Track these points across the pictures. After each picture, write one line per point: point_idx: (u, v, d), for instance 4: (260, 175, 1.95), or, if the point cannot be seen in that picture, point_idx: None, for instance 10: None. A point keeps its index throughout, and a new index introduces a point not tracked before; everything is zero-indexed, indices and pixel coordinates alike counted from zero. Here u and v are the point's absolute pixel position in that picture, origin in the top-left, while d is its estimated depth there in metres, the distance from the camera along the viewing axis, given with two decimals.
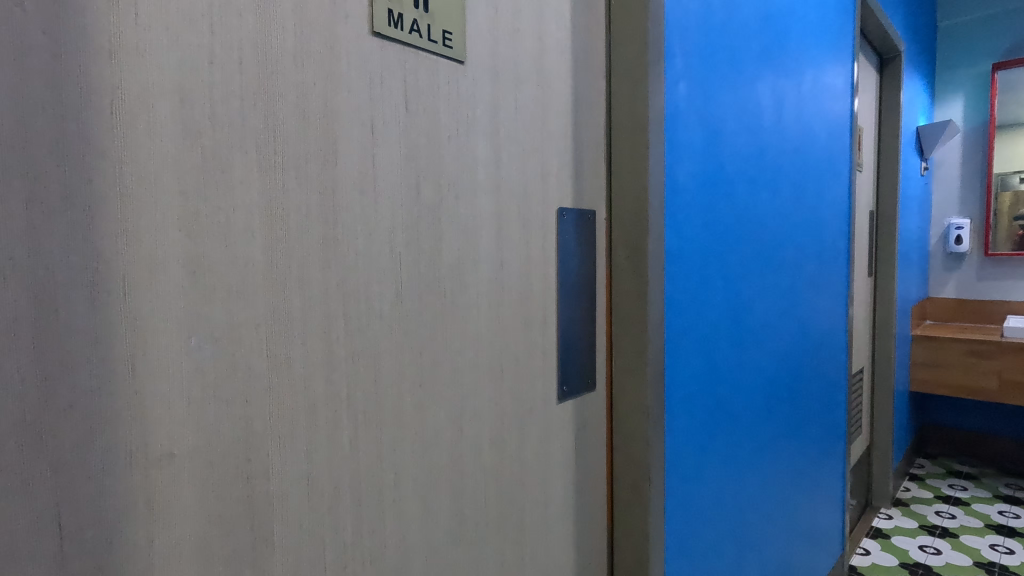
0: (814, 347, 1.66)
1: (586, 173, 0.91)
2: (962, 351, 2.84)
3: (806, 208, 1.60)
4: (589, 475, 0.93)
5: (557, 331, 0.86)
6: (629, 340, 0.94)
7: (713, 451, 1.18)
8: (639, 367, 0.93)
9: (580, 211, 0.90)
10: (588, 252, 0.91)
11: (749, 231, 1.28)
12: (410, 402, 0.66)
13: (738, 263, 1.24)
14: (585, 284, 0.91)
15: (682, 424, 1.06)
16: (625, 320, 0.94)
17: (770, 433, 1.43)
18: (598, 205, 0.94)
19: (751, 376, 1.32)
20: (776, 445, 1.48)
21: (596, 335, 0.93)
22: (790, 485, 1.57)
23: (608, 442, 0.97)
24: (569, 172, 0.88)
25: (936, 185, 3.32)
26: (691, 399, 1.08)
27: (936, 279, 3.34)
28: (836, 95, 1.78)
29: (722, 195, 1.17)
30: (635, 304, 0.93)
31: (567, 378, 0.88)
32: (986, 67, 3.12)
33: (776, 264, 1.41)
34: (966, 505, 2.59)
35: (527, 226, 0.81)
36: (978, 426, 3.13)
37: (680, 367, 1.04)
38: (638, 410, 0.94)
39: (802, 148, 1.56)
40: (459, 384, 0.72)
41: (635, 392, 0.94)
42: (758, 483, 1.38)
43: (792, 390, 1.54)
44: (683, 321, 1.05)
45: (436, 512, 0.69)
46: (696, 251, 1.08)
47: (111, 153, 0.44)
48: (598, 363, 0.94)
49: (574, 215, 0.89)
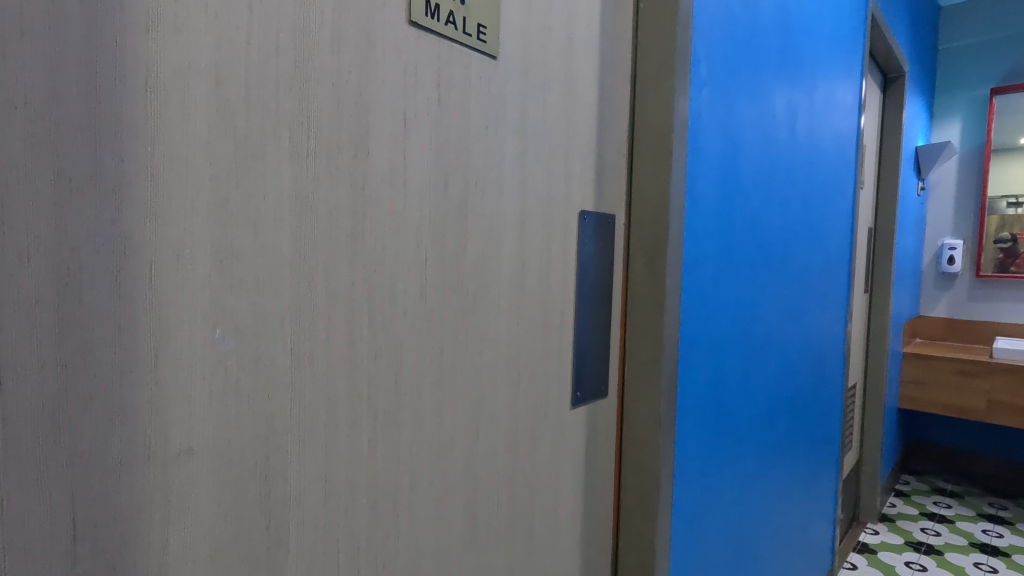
0: (815, 360, 1.67)
1: (607, 176, 0.90)
2: (952, 370, 2.87)
3: (814, 222, 1.60)
4: (598, 483, 0.91)
5: (572, 335, 0.85)
6: (644, 348, 0.93)
7: (717, 461, 1.18)
8: (652, 374, 0.92)
9: (600, 215, 0.89)
10: (606, 257, 0.90)
11: (760, 244, 1.28)
12: (429, 402, 0.64)
13: (749, 274, 1.24)
14: (602, 289, 0.90)
15: (690, 432, 1.05)
16: (640, 328, 0.93)
17: (771, 446, 1.44)
18: (617, 210, 0.93)
19: (756, 386, 1.31)
20: (776, 457, 1.47)
21: (611, 342, 0.92)
22: (787, 496, 1.57)
23: (617, 450, 0.96)
24: (592, 175, 0.87)
25: (931, 204, 3.36)
26: (699, 411, 1.08)
27: (927, 297, 3.38)
28: (845, 111, 1.79)
29: (738, 205, 1.17)
30: (651, 311, 0.92)
31: (581, 384, 0.86)
32: (984, 91, 3.17)
33: (783, 275, 1.41)
34: (950, 522, 2.62)
35: (549, 227, 0.79)
36: (963, 444, 3.17)
37: (690, 376, 1.03)
38: (650, 418, 0.93)
39: (811, 162, 1.56)
40: (477, 385, 0.70)
41: (647, 400, 0.93)
42: (757, 494, 1.38)
43: (793, 402, 1.54)
44: (695, 331, 1.04)
45: (449, 517, 0.68)
46: (711, 259, 1.08)
47: (143, 132, 0.42)
48: (611, 369, 0.93)
49: (596, 219, 0.88)
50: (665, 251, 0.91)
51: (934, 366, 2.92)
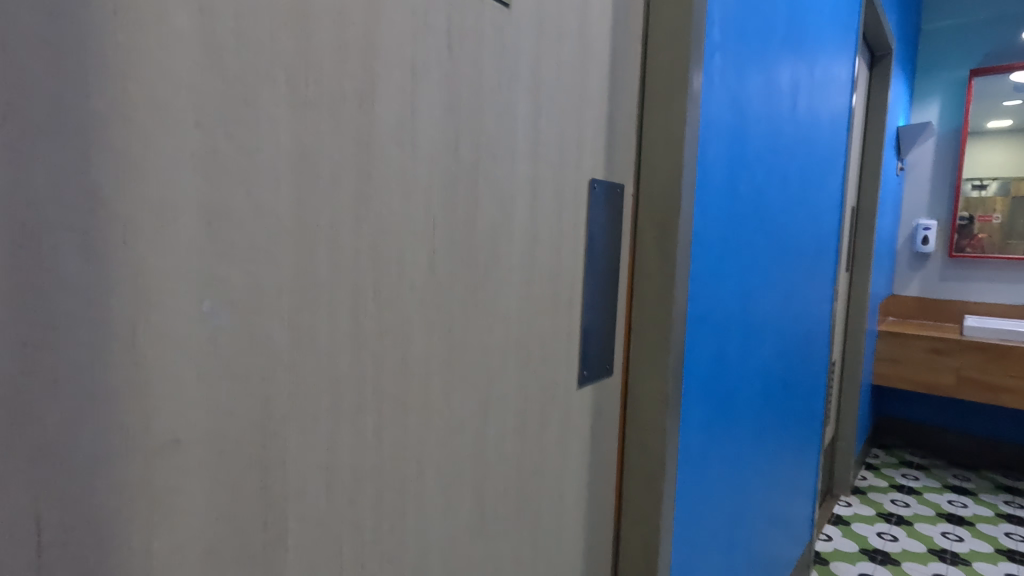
0: (805, 338, 1.67)
1: (618, 143, 0.84)
2: (924, 348, 2.94)
3: (809, 199, 1.58)
4: (602, 464, 0.88)
5: (581, 311, 0.80)
6: (651, 325, 0.89)
7: (715, 440, 1.17)
8: (660, 351, 0.89)
9: (611, 185, 0.84)
10: (616, 229, 0.86)
11: (762, 220, 1.26)
12: (441, 382, 0.59)
13: (750, 251, 1.21)
14: (611, 263, 0.85)
15: (692, 411, 1.03)
16: (648, 305, 0.90)
17: (764, 424, 1.44)
18: (627, 179, 0.88)
19: (753, 365, 1.30)
20: (767, 435, 1.47)
21: (617, 319, 0.88)
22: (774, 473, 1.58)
23: (621, 430, 0.93)
24: (603, 141, 0.81)
25: (908, 185, 3.40)
26: (701, 390, 1.06)
27: (901, 277, 3.45)
28: (840, 87, 1.76)
29: (743, 180, 1.14)
30: (661, 285, 0.88)
31: (588, 363, 0.82)
32: (963, 73, 3.19)
33: (781, 251, 1.39)
34: (918, 494, 2.71)
35: (561, 196, 0.74)
36: (930, 418, 3.28)
37: (695, 356, 1.01)
38: (657, 397, 0.90)
39: (809, 138, 1.53)
40: (487, 364, 0.65)
41: (654, 379, 0.90)
42: (749, 472, 1.38)
43: (784, 379, 1.54)
44: (700, 309, 1.01)
45: (457, 504, 0.63)
46: (717, 236, 1.05)
47: (115, 65, 0.35)
48: (617, 346, 0.89)
49: (607, 190, 0.83)
50: (677, 223, 0.87)
51: (907, 344, 2.99)
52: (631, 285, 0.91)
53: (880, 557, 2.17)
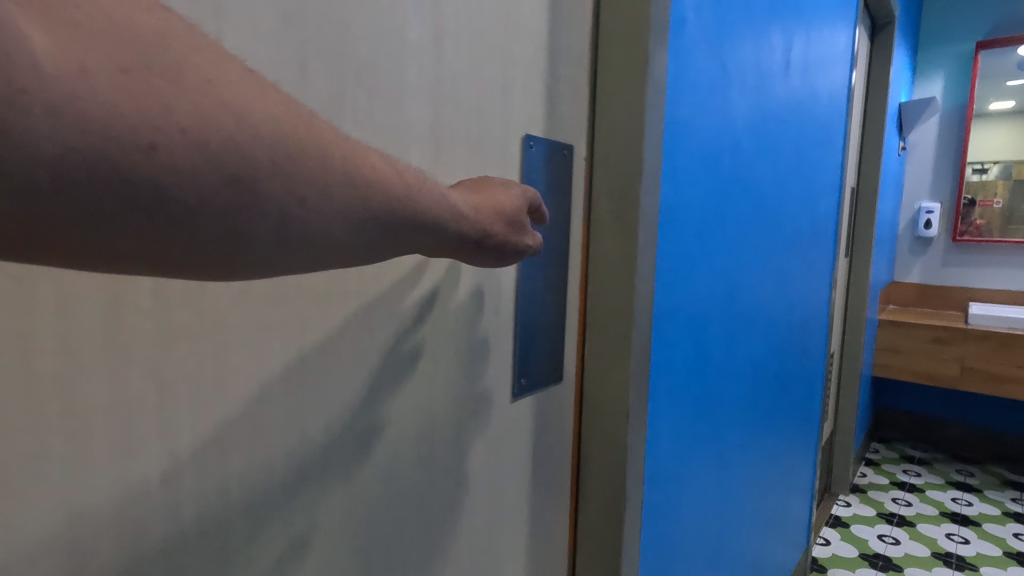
0: (799, 329, 1.51)
1: (562, 92, 0.67)
2: (926, 338, 2.78)
3: (804, 175, 1.42)
4: (547, 489, 0.73)
5: (516, 304, 0.64)
6: (608, 319, 0.74)
7: (694, 449, 1.01)
8: (619, 351, 0.73)
9: (555, 146, 0.67)
10: (564, 201, 0.69)
11: (749, 195, 1.09)
12: (291, 401, 0.43)
13: (736, 231, 1.05)
14: (558, 243, 0.69)
15: (664, 419, 0.88)
16: (604, 295, 0.74)
17: (753, 428, 1.28)
18: (577, 139, 0.71)
19: (740, 361, 1.15)
20: (757, 438, 1.32)
21: (568, 314, 0.72)
22: (766, 478, 1.43)
23: (575, 446, 0.77)
24: (541, 89, 0.64)
25: (910, 166, 3.23)
26: (674, 394, 0.90)
27: (901, 263, 3.29)
28: (840, 51, 1.58)
29: (727, 147, 0.97)
30: (621, 271, 0.72)
31: (527, 369, 0.66)
32: (969, 46, 3.00)
33: (772, 232, 1.23)
34: (921, 491, 2.57)
35: (479, 156, 0.57)
36: (931, 411, 3.13)
37: (666, 354, 0.85)
38: (617, 405, 0.74)
39: (805, 105, 1.36)
40: (371, 375, 0.49)
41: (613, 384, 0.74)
42: (736, 480, 1.23)
43: (776, 375, 1.38)
44: (672, 298, 0.85)
45: (323, 563, 0.47)
46: (693, 211, 0.89)
47: None
48: (569, 347, 0.73)
49: (548, 152, 0.66)
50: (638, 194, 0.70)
51: (908, 334, 2.83)
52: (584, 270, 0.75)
53: (881, 563, 2.03)
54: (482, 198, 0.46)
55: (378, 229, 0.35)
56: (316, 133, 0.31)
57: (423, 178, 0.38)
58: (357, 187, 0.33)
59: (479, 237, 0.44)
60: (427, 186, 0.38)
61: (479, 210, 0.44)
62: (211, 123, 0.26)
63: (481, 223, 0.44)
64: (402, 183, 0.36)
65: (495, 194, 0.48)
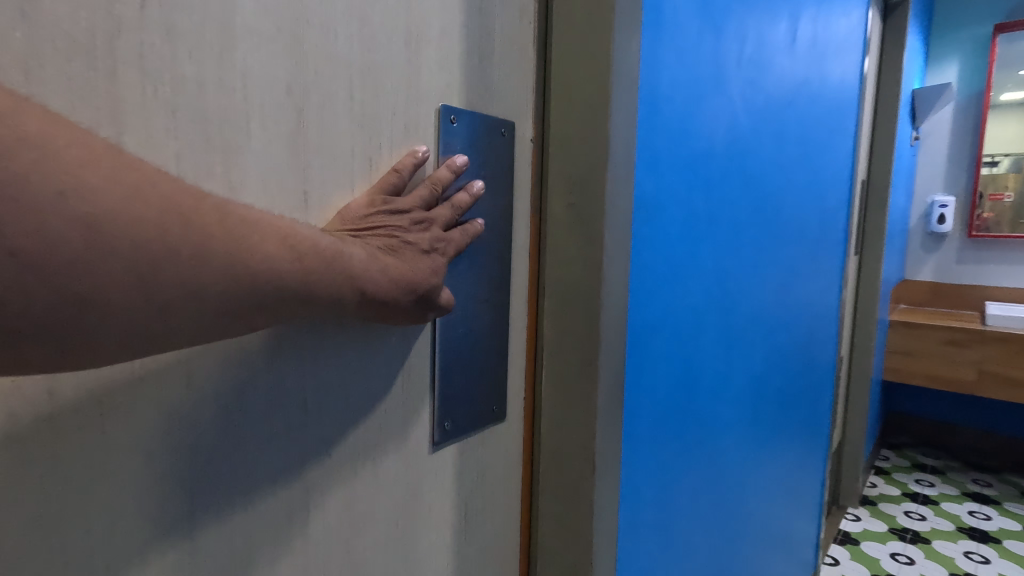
0: (806, 335, 1.36)
1: (498, 53, 0.52)
2: (941, 340, 2.62)
3: (811, 164, 1.27)
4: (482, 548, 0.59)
5: (431, 329, 0.51)
6: (569, 341, 0.59)
7: (685, 484, 0.87)
8: (580, 382, 0.59)
9: (489, 124, 0.52)
10: (505, 196, 0.54)
11: (748, 187, 0.95)
12: (56, 484, 0.31)
13: (733, 228, 0.90)
14: (496, 250, 0.54)
15: (644, 454, 0.74)
16: (563, 311, 0.59)
17: (753, 451, 1.13)
18: (521, 116, 0.56)
19: (738, 376, 1.00)
20: (758, 460, 1.18)
21: (512, 335, 0.59)
22: (769, 502, 1.29)
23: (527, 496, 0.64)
24: (466, 48, 0.49)
25: (922, 157, 3.06)
26: (658, 423, 0.76)
27: (912, 260, 3.12)
28: (853, 25, 1.42)
29: (721, 129, 0.83)
30: (584, 281, 0.57)
31: (452, 409, 0.53)
32: (986, 29, 2.82)
33: (775, 229, 1.08)
34: (935, 504, 2.40)
35: (368, 132, 0.42)
36: (943, 416, 2.97)
37: (645, 378, 0.72)
38: (579, 450, 0.59)
39: (814, 84, 1.20)
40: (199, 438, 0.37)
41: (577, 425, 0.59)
42: (735, 511, 1.09)
43: (780, 388, 1.24)
44: (652, 311, 0.71)
45: None
46: (679, 207, 0.74)
47: None
48: (513, 376, 0.60)
49: (478, 131, 0.51)
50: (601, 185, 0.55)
51: (921, 335, 2.66)
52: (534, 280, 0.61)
53: None
54: (399, 262, 0.40)
55: (281, 307, 0.32)
56: (221, 207, 0.29)
57: (329, 257, 0.34)
58: (248, 279, 0.30)
59: (383, 313, 0.39)
60: (328, 270, 0.34)
61: (392, 282, 0.39)
62: (95, 211, 0.25)
63: (389, 299, 0.39)
64: (297, 269, 0.32)
65: (415, 253, 0.41)
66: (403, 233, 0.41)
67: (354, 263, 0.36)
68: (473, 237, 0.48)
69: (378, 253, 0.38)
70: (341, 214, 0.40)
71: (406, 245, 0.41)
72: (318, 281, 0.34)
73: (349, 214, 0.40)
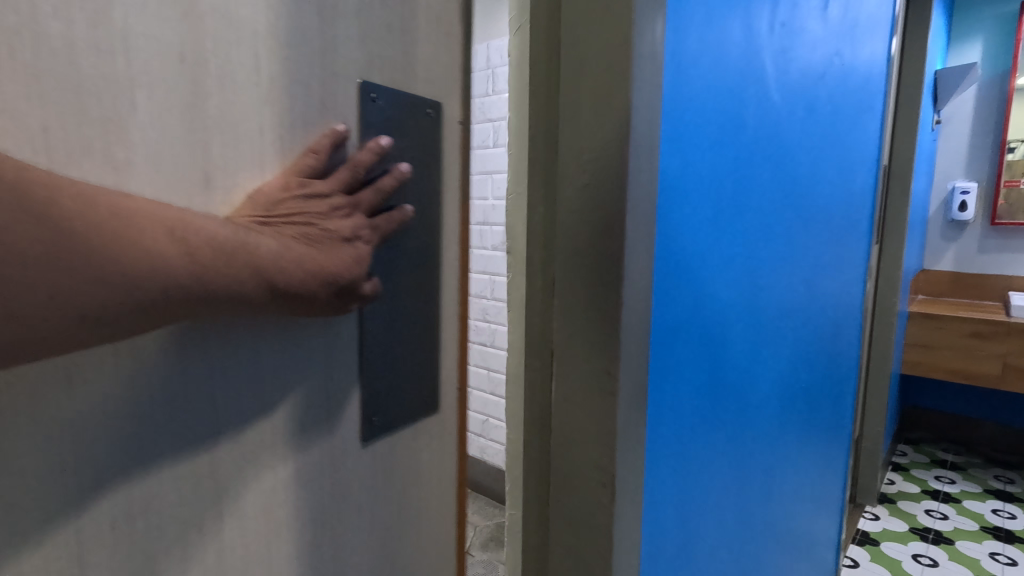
0: (832, 328, 1.30)
1: (422, 23, 0.49)
2: (963, 333, 2.52)
3: (840, 147, 1.20)
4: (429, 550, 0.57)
5: (357, 320, 0.47)
6: (580, 339, 0.54)
7: (712, 489, 0.82)
8: (594, 384, 0.54)
9: (414, 101, 0.49)
10: (431, 180, 0.52)
11: (776, 171, 0.89)
12: None
13: (761, 216, 0.85)
14: (425, 237, 0.52)
15: (668, 461, 0.70)
16: (573, 307, 0.54)
17: (779, 451, 1.08)
18: (448, 94, 0.53)
19: (765, 373, 0.95)
20: (785, 460, 1.13)
21: (444, 328, 0.55)
22: (794, 502, 1.24)
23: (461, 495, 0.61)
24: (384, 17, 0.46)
25: (942, 143, 2.94)
26: (682, 426, 0.72)
27: (932, 249, 3.01)
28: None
29: (749, 108, 0.77)
30: (599, 282, 0.52)
31: (382, 404, 0.50)
32: (1013, 6, 2.69)
33: (803, 216, 1.03)
34: (956, 502, 2.32)
35: (274, 105, 0.40)
36: (964, 411, 2.87)
37: (668, 378, 0.67)
38: (589, 456, 0.55)
39: (845, 60, 1.13)
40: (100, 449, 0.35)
41: (586, 429, 0.55)
42: (761, 515, 1.04)
43: (807, 384, 1.19)
44: (676, 306, 0.67)
45: None
46: (705, 193, 0.69)
47: None
48: (449, 371, 0.57)
49: (404, 107, 0.48)
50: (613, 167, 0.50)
51: (941, 328, 2.57)
52: (536, 274, 0.57)
53: None
54: (317, 251, 0.41)
55: (185, 303, 0.34)
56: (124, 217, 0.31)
57: (228, 249, 0.35)
58: (140, 280, 0.32)
59: (299, 303, 0.40)
60: (230, 262, 0.36)
61: (301, 275, 0.40)
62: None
63: (304, 291, 0.40)
64: (189, 264, 0.34)
65: (335, 242, 0.42)
66: (321, 221, 0.42)
67: (258, 254, 0.37)
68: (400, 223, 0.48)
69: (292, 244, 0.40)
70: (250, 203, 0.39)
71: (326, 234, 0.42)
72: (215, 272, 0.35)
73: (260, 202, 0.39)
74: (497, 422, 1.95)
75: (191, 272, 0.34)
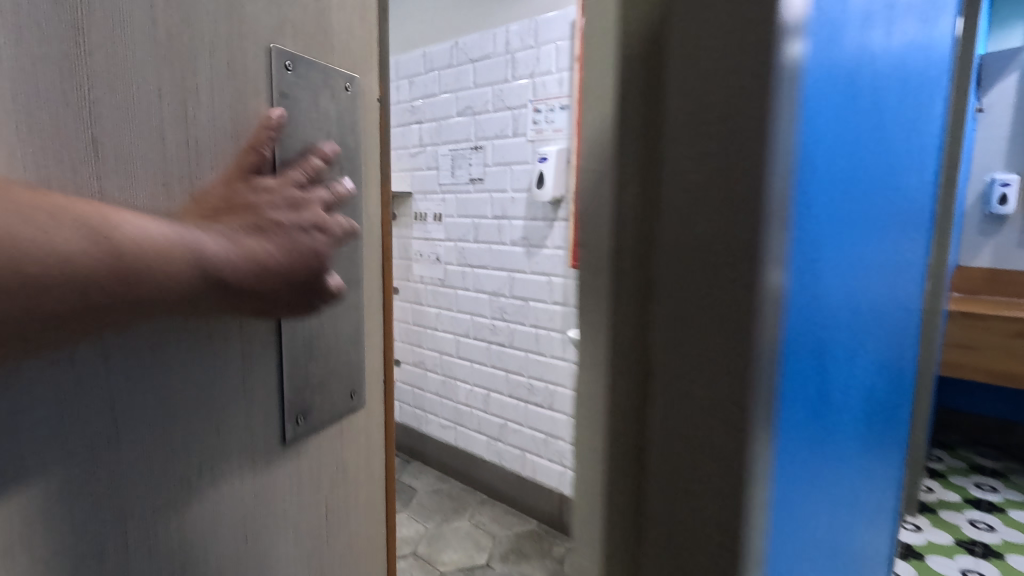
0: (912, 328, 1.12)
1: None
2: (1007, 333, 2.37)
3: (929, 115, 1.02)
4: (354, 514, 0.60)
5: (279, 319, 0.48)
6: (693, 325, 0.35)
7: (829, 540, 0.63)
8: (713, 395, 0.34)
9: (328, 74, 0.51)
10: (351, 154, 0.54)
11: (890, 128, 0.71)
12: None
13: (878, 181, 0.67)
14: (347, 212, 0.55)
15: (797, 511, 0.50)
16: (680, 281, 0.35)
17: (874, 479, 0.89)
18: (364, 69, 0.56)
19: (870, 383, 0.77)
20: (875, 487, 0.94)
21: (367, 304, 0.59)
22: (879, 536, 1.05)
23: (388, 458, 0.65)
24: None
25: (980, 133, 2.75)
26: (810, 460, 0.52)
27: (969, 245, 2.86)
28: None
29: (880, 34, 0.59)
30: (716, 235, 0.33)
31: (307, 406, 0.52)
32: None
33: (902, 191, 0.85)
34: (1002, 512, 2.18)
35: (180, 68, 0.40)
36: (1003, 415, 2.72)
37: (806, 393, 0.47)
38: (704, 510, 0.35)
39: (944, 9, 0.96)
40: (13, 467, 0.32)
41: (695, 480, 0.35)
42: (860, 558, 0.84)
43: (892, 395, 1.01)
44: (815, 290, 0.47)
45: None
46: (844, 136, 0.51)
47: None
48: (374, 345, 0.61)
49: (321, 76, 0.50)
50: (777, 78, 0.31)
51: (983, 327, 2.43)
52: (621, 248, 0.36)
53: None
54: (270, 243, 0.39)
55: (131, 303, 0.31)
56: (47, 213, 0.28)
57: (164, 244, 0.32)
58: (76, 284, 0.28)
59: (251, 298, 0.38)
60: (162, 252, 0.32)
61: (246, 264, 0.36)
62: None
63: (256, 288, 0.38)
64: (113, 268, 0.30)
65: (290, 230, 0.40)
66: (271, 212, 0.40)
67: (202, 250, 0.34)
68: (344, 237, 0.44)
69: (239, 237, 0.37)
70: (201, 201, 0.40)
71: (277, 223, 0.39)
72: (172, 288, 0.33)
73: (209, 203, 0.40)
74: (515, 425, 1.89)
75: (134, 269, 0.31)
